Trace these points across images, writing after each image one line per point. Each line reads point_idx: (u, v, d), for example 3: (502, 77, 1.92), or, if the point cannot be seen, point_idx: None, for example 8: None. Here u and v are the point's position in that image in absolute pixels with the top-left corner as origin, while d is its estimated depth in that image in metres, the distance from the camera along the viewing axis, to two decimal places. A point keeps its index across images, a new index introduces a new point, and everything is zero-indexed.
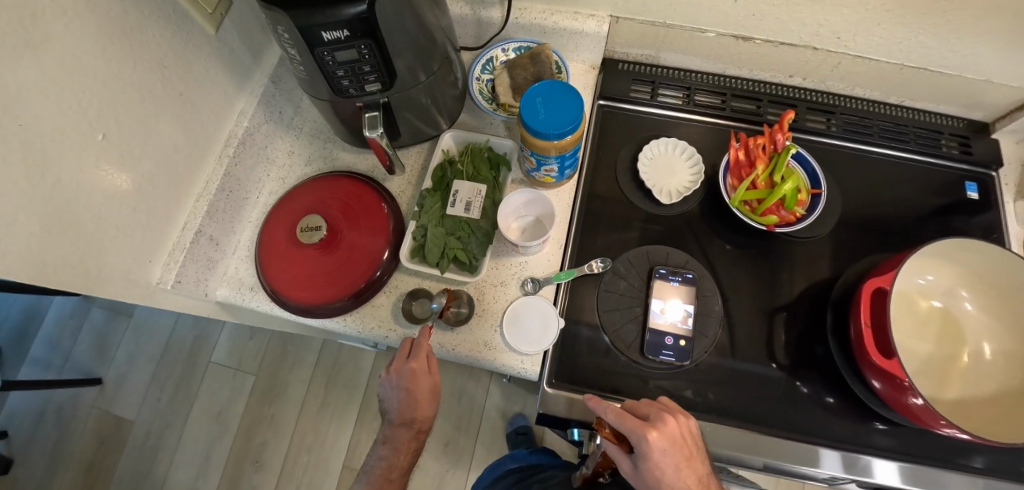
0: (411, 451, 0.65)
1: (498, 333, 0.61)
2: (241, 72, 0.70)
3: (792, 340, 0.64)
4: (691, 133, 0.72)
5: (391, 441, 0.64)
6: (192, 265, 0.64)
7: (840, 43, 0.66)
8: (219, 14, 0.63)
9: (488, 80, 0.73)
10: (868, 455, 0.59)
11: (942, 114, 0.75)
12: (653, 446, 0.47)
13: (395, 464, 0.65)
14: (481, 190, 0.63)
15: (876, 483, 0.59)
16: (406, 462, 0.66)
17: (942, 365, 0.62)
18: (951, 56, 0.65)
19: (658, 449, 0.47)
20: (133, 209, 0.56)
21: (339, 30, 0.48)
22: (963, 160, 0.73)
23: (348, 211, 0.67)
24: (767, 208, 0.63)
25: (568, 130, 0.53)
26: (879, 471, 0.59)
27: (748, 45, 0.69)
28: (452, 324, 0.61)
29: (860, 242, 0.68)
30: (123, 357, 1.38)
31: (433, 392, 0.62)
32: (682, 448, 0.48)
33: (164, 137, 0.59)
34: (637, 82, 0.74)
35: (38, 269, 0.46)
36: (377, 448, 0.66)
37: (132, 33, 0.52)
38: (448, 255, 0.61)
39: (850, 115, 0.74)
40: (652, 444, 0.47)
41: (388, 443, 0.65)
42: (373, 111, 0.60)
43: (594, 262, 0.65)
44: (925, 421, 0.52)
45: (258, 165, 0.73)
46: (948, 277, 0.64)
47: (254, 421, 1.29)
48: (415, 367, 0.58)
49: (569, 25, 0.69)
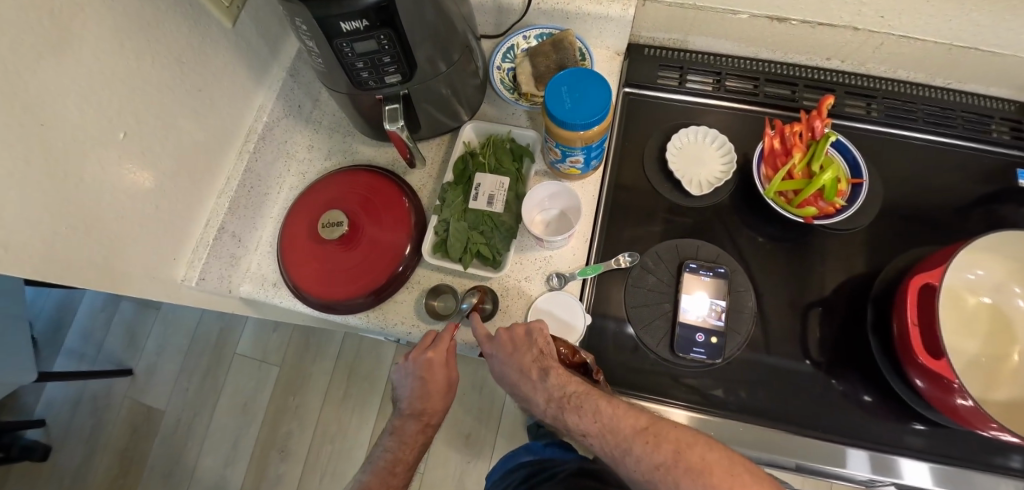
0: (418, 447, 0.63)
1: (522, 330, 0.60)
2: (260, 66, 0.69)
3: (829, 337, 0.61)
4: (721, 120, 0.69)
5: (397, 432, 0.62)
6: (215, 261, 0.64)
7: (884, 22, 0.62)
8: (235, 7, 0.62)
9: (509, 69, 0.71)
10: (898, 454, 0.57)
11: (991, 97, 0.71)
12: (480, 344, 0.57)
13: (401, 461, 0.62)
14: (504, 183, 0.61)
15: (906, 484, 0.56)
16: (414, 461, 0.64)
17: (992, 365, 0.58)
18: (1006, 34, 0.60)
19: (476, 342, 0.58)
20: (156, 208, 0.56)
21: (357, 20, 0.46)
22: (1016, 145, 0.68)
23: (368, 206, 0.66)
24: (804, 199, 0.60)
25: (595, 120, 0.51)
26: (909, 471, 0.56)
27: (783, 27, 0.65)
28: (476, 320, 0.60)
29: (902, 234, 0.65)
30: (152, 349, 1.41)
31: (445, 386, 0.61)
32: (507, 347, 0.54)
33: (184, 133, 0.59)
34: (664, 68, 0.72)
35: (62, 269, 0.46)
36: (383, 440, 0.64)
37: (150, 30, 0.51)
38: (470, 250, 0.60)
39: (892, 100, 0.70)
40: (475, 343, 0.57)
41: (394, 434, 0.62)
42: (392, 104, 0.59)
43: (622, 256, 0.62)
44: (973, 424, 0.49)
45: (277, 159, 0.73)
46: (998, 272, 0.60)
47: (278, 412, 1.31)
48: (432, 356, 0.57)
49: (593, 9, 0.66)
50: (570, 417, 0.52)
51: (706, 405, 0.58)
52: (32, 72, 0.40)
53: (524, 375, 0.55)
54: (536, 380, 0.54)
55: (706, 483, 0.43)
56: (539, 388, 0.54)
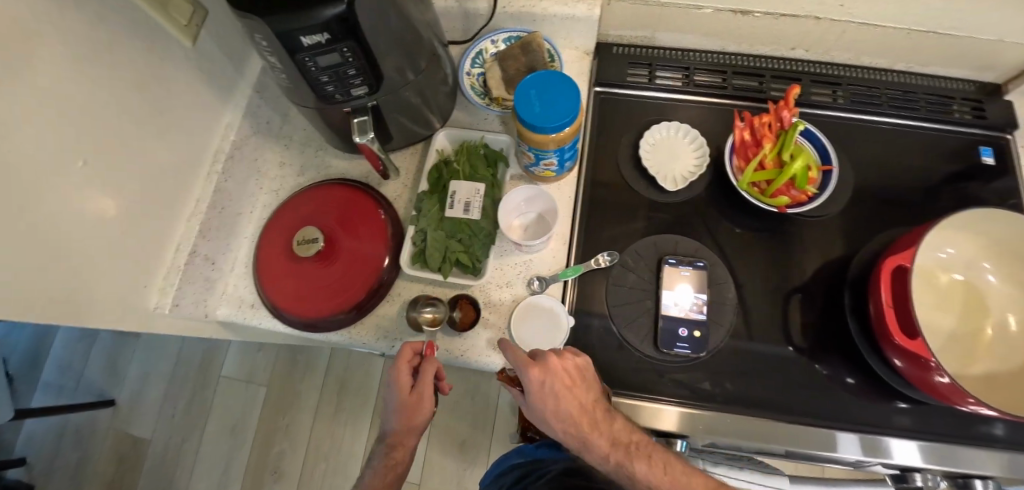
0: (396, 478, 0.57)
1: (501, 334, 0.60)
2: (224, 84, 0.68)
3: (810, 321, 0.62)
4: (693, 115, 0.70)
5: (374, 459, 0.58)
6: (189, 286, 0.63)
7: (845, 11, 0.63)
8: (195, 26, 0.60)
9: (479, 74, 0.71)
10: (885, 435, 0.58)
11: (952, 78, 0.73)
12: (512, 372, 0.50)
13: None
14: (480, 189, 0.61)
15: (895, 463, 0.57)
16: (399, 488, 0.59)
17: (967, 340, 0.60)
18: (963, 17, 0.62)
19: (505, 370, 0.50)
20: (124, 236, 0.55)
21: (319, 33, 0.46)
22: (977, 124, 0.70)
23: (343, 220, 0.65)
24: (777, 188, 0.61)
25: (566, 121, 0.51)
26: (898, 451, 0.57)
27: (748, 19, 0.66)
28: (458, 328, 0.60)
29: (874, 217, 0.66)
30: (133, 377, 1.38)
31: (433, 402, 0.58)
32: (566, 379, 0.50)
33: (150, 159, 0.57)
34: (633, 65, 0.72)
35: (23, 308, 0.44)
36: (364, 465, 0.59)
37: (106, 55, 0.50)
38: (450, 258, 0.59)
39: (857, 86, 0.71)
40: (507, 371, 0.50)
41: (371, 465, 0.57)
42: (361, 116, 0.58)
43: (601, 256, 0.62)
44: (952, 400, 0.50)
45: (249, 178, 0.70)
46: (969, 250, 0.61)
47: (269, 432, 1.29)
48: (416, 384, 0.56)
49: (559, 10, 0.66)
50: (637, 465, 0.49)
51: (693, 398, 0.58)
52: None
53: (580, 413, 0.50)
54: (591, 419, 0.51)
55: None
56: (600, 428, 0.50)
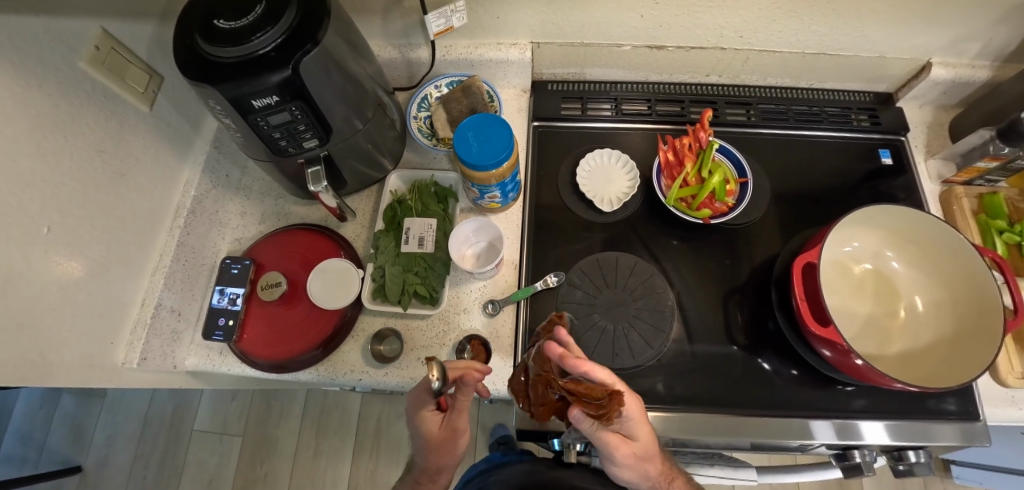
0: None
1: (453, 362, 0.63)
2: (182, 143, 0.71)
3: (745, 320, 0.67)
4: (623, 140, 0.76)
5: None
6: (156, 339, 0.64)
7: (744, 41, 0.72)
8: (152, 91, 0.64)
9: (426, 117, 0.76)
10: (852, 418, 0.62)
11: (851, 91, 0.81)
12: (435, 413, 0.50)
13: None
14: (431, 223, 0.66)
15: (864, 444, 0.62)
16: None
17: (882, 322, 0.66)
18: (843, 39, 0.71)
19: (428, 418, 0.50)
20: (88, 295, 0.57)
21: (268, 96, 0.51)
22: (875, 130, 0.78)
23: (307, 263, 0.69)
24: (701, 202, 0.67)
25: (503, 157, 0.57)
26: (868, 432, 0.62)
27: (663, 53, 0.74)
28: None
29: (793, 219, 0.73)
30: (101, 441, 1.33)
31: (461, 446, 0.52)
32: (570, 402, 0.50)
33: (111, 220, 0.60)
34: (567, 99, 0.78)
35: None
36: None
37: (66, 126, 0.54)
38: (408, 290, 0.63)
39: (768, 104, 0.79)
40: (429, 418, 0.50)
41: None
42: (316, 166, 0.62)
43: (549, 277, 0.66)
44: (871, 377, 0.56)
45: (211, 230, 0.73)
46: (872, 241, 0.69)
47: (248, 484, 1.26)
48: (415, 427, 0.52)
49: (493, 55, 0.73)
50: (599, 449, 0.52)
51: (646, 402, 0.62)
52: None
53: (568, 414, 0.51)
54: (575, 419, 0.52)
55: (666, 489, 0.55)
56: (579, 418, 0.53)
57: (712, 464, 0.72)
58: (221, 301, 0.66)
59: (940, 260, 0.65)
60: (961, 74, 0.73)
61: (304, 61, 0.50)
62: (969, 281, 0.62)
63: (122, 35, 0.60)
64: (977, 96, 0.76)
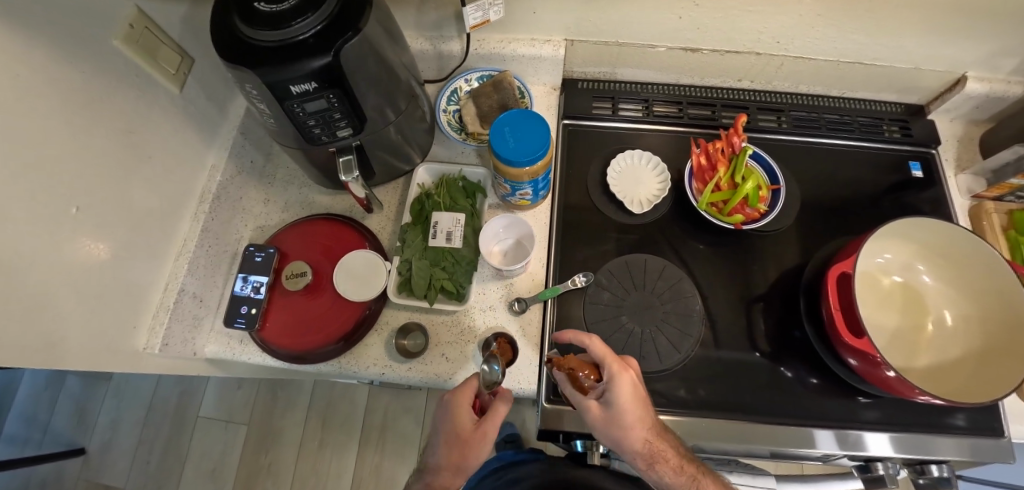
0: None
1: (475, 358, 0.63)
2: (209, 127, 0.71)
3: (771, 328, 0.67)
4: (653, 142, 0.75)
5: None
6: (177, 325, 0.63)
7: (780, 46, 0.71)
8: (183, 74, 0.63)
9: (455, 111, 0.75)
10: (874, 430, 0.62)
11: (881, 101, 0.80)
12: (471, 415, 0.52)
13: None
14: (460, 218, 0.64)
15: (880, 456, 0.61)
16: None
17: (909, 335, 0.65)
18: (879, 49, 0.71)
19: (464, 416, 0.52)
20: (112, 277, 0.57)
21: (306, 82, 0.50)
22: (906, 142, 0.77)
23: (331, 254, 0.68)
24: (732, 207, 0.66)
25: (538, 155, 0.56)
26: (872, 443, 0.62)
27: (697, 56, 0.74)
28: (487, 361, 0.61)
29: (823, 229, 0.72)
30: (105, 424, 1.33)
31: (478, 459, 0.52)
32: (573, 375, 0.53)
33: (138, 202, 0.59)
34: (598, 99, 0.77)
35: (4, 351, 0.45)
36: None
37: (99, 104, 0.53)
38: (435, 285, 0.62)
39: (799, 111, 0.79)
40: (464, 418, 0.52)
41: None
42: (347, 155, 0.61)
43: (577, 277, 0.65)
44: (896, 389, 0.56)
45: (234, 217, 0.72)
46: (903, 254, 0.68)
47: (252, 473, 1.25)
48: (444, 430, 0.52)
49: (526, 51, 0.73)
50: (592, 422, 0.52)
51: (670, 407, 0.62)
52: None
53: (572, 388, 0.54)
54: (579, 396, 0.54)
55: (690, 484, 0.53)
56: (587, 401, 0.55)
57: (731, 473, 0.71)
58: (244, 289, 0.65)
59: (970, 275, 0.64)
60: (996, 88, 0.73)
61: (346, 48, 0.49)
62: (1000, 297, 0.61)
63: (155, 15, 0.59)
64: (1009, 112, 0.76)
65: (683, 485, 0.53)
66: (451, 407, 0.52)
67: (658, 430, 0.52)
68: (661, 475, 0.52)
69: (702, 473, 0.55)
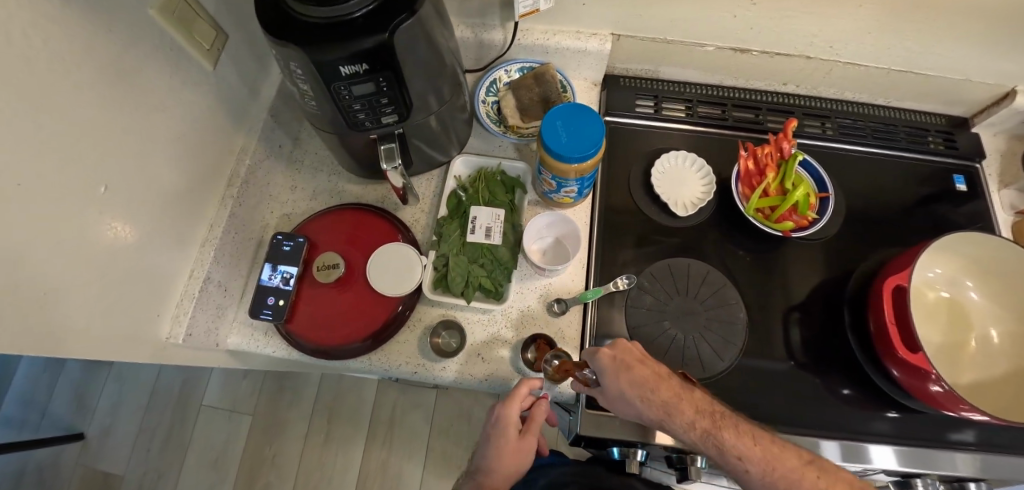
0: None
1: (514, 359, 0.61)
2: (240, 108, 0.67)
3: (816, 339, 0.65)
4: (696, 144, 0.73)
5: None
6: (202, 314, 0.61)
7: (832, 51, 0.69)
8: (217, 50, 0.60)
9: (493, 102, 0.73)
10: (919, 448, 0.60)
11: (926, 112, 0.79)
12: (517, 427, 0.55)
13: None
14: (500, 215, 0.62)
15: (922, 474, 0.60)
16: None
17: (955, 351, 0.64)
18: (934, 59, 0.69)
19: (513, 425, 0.55)
20: (138, 262, 0.53)
21: (358, 63, 0.47)
22: (950, 154, 0.76)
23: (365, 246, 0.66)
24: (780, 215, 0.65)
25: (590, 153, 0.54)
26: (876, 455, 0.59)
27: (745, 57, 0.71)
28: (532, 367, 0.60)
29: (867, 240, 0.70)
30: (105, 409, 1.29)
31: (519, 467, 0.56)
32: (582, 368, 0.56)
33: (167, 183, 0.56)
34: (641, 96, 0.75)
35: (29, 338, 0.42)
36: None
37: (133, 77, 0.50)
38: (472, 283, 0.60)
39: (844, 118, 0.77)
40: (511, 428, 0.55)
41: None
42: (388, 143, 0.59)
43: (620, 280, 0.61)
44: (946, 406, 0.55)
45: (261, 203, 0.70)
46: (951, 269, 0.66)
47: (255, 464, 1.23)
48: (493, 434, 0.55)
49: (572, 43, 0.70)
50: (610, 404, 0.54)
51: None
52: (7, 126, 0.38)
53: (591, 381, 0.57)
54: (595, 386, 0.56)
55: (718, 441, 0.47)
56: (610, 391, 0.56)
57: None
58: (271, 279, 0.62)
59: (1017, 289, 0.64)
60: None
61: (402, 28, 0.46)
62: None
63: None
64: None
65: (704, 437, 0.47)
66: (502, 419, 0.55)
67: (659, 381, 0.50)
68: (676, 431, 0.49)
69: (726, 421, 0.48)
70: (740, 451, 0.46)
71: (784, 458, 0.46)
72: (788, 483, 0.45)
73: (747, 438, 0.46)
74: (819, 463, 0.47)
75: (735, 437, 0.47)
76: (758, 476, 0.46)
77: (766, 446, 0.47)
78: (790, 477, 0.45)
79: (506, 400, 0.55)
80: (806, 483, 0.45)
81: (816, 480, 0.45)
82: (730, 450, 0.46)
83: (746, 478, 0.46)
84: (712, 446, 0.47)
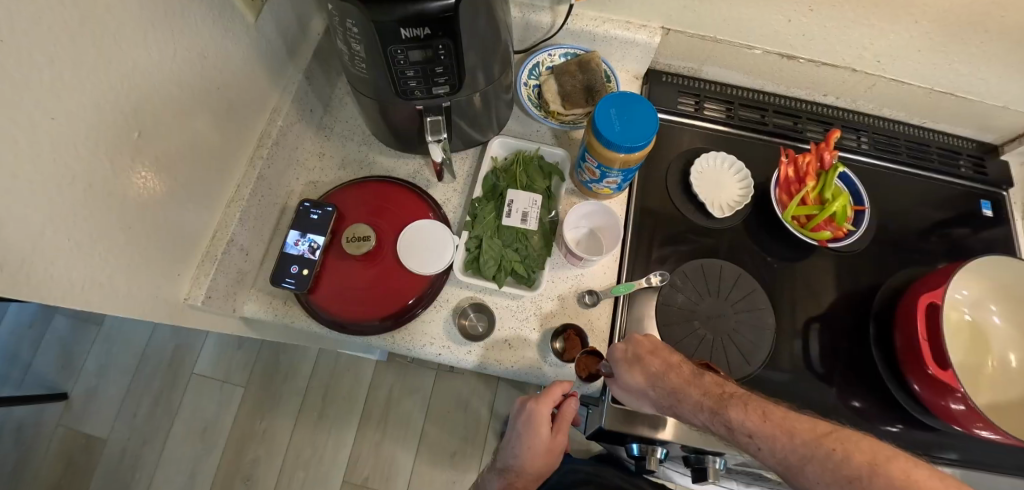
0: None
1: (545, 350, 0.59)
2: (276, 67, 0.65)
3: (843, 351, 0.64)
4: (733, 147, 0.73)
5: None
6: (222, 277, 0.59)
7: (879, 66, 0.69)
8: (259, 2, 0.57)
9: (535, 86, 0.72)
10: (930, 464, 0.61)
11: (958, 136, 0.79)
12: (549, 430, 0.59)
13: None
14: (537, 200, 0.61)
15: None
16: None
17: (974, 373, 0.65)
18: (979, 84, 0.69)
19: (544, 428, 0.59)
20: (164, 217, 0.50)
21: (420, 27, 0.45)
22: (978, 179, 0.77)
23: (397, 222, 0.64)
24: (817, 224, 0.65)
25: (640, 145, 0.52)
26: None
27: (792, 64, 0.71)
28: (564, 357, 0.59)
29: (895, 257, 0.71)
30: (92, 370, 1.25)
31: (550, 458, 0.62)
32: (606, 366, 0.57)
33: (199, 137, 0.53)
34: (682, 94, 0.75)
35: (52, 287, 0.39)
36: None
37: (175, 19, 0.47)
38: (505, 268, 0.59)
39: (879, 134, 0.77)
40: (543, 433, 0.59)
41: None
42: (435, 115, 0.57)
43: (653, 276, 0.62)
44: (960, 423, 0.56)
45: (289, 168, 0.68)
46: (978, 292, 0.67)
47: (245, 437, 1.20)
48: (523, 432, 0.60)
49: (621, 33, 0.69)
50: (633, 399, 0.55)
51: None
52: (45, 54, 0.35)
53: None
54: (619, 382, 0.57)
55: (723, 418, 0.45)
56: None
57: (767, 481, 0.73)
58: (298, 246, 0.59)
59: None
60: None
61: None
62: None
63: None
64: None
65: (710, 415, 0.46)
66: (533, 424, 0.59)
67: (667, 368, 0.51)
68: (688, 416, 0.49)
69: (730, 397, 0.46)
70: (748, 428, 0.43)
71: (796, 430, 0.42)
72: (802, 459, 0.40)
73: (751, 412, 0.44)
74: (837, 434, 0.41)
75: (739, 412, 0.45)
76: (770, 454, 0.42)
77: (779, 421, 0.43)
78: (801, 451, 0.41)
79: (539, 404, 0.58)
80: (817, 456, 0.40)
81: (829, 452, 0.40)
82: (739, 428, 0.44)
83: (763, 458, 0.43)
84: (721, 426, 0.46)
